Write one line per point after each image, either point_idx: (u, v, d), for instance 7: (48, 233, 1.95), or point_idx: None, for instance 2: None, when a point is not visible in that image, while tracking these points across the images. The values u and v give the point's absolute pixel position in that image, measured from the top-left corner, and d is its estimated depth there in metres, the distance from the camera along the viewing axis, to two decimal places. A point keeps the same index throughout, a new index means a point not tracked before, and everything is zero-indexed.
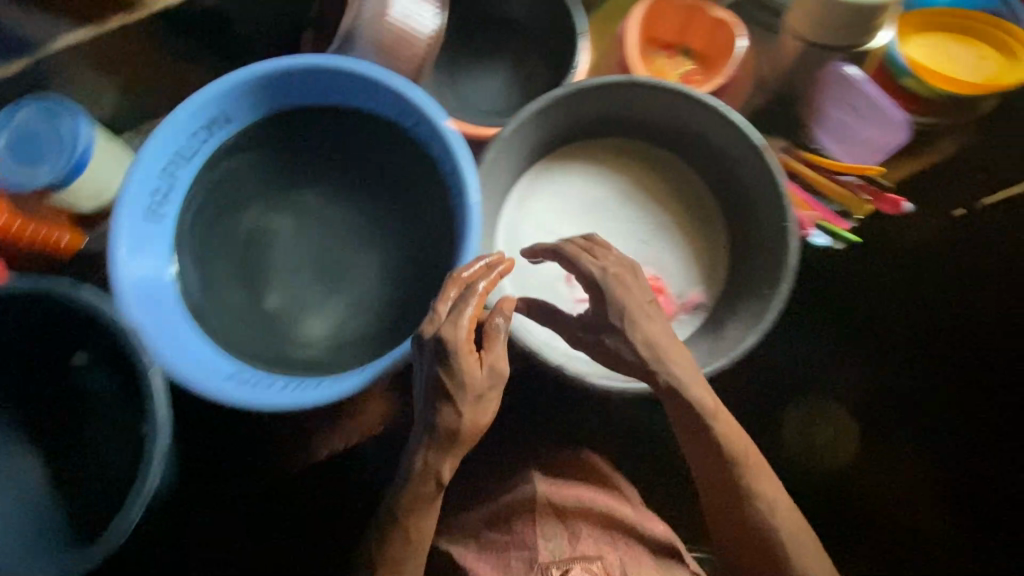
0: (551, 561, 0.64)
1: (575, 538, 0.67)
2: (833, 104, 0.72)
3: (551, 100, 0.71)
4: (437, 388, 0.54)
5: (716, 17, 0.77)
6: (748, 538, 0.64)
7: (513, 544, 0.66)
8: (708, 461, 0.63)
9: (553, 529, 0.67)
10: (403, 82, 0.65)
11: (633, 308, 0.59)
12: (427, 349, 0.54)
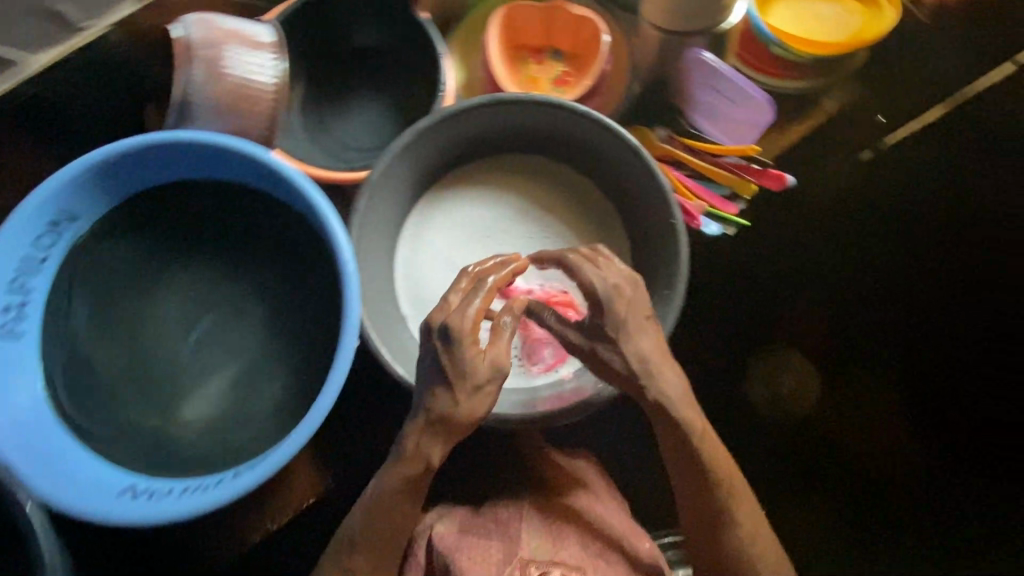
0: (532, 558, 0.62)
1: (559, 544, 0.64)
2: (699, 88, 0.71)
3: (418, 132, 0.67)
4: (444, 372, 0.53)
5: (577, 14, 0.75)
6: (723, 530, 0.64)
7: (496, 535, 0.64)
8: (692, 480, 0.64)
9: (538, 529, 0.65)
10: (250, 146, 0.60)
11: (630, 322, 0.60)
12: (434, 335, 0.54)
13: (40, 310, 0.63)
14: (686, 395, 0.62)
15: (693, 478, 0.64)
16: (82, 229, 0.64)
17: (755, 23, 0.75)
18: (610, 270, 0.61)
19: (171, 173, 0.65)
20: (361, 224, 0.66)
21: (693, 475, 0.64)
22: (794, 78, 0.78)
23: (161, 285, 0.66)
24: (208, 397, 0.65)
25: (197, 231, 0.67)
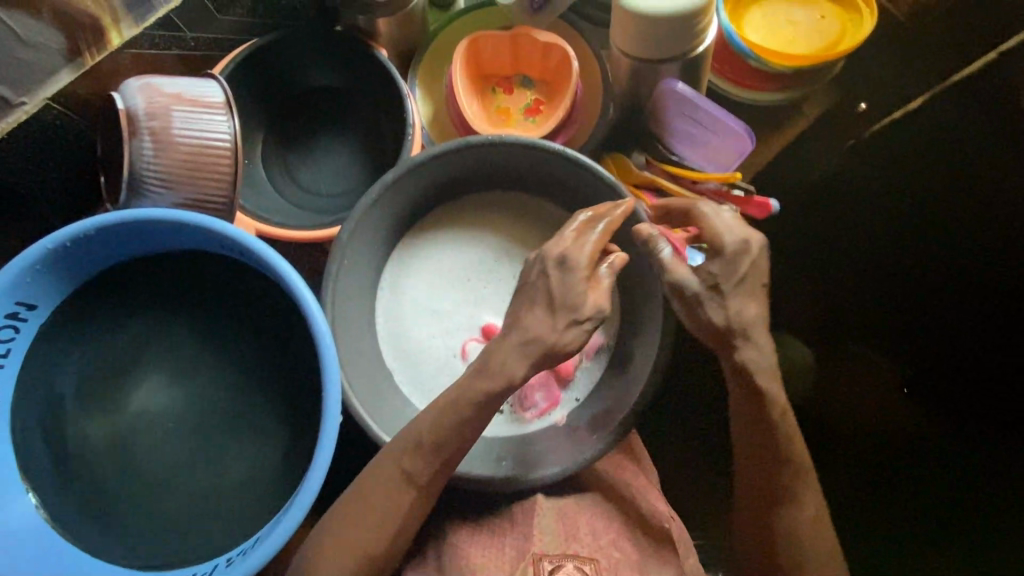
0: (545, 553, 0.59)
1: (574, 538, 0.62)
2: (677, 116, 0.68)
3: (387, 185, 0.65)
4: (549, 289, 0.56)
5: (545, 39, 0.70)
6: (785, 497, 0.64)
7: (509, 532, 0.63)
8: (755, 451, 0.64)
9: (551, 524, 0.62)
10: (217, 221, 0.57)
11: (748, 283, 0.61)
12: (550, 263, 0.57)
13: (8, 404, 0.59)
14: (767, 363, 0.62)
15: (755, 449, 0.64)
16: (44, 313, 0.60)
17: (731, 37, 0.72)
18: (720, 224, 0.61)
19: (134, 245, 0.61)
20: (336, 286, 0.64)
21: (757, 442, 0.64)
22: (775, 91, 0.76)
23: (138, 363, 0.63)
24: (199, 477, 0.62)
25: (168, 304, 0.64)
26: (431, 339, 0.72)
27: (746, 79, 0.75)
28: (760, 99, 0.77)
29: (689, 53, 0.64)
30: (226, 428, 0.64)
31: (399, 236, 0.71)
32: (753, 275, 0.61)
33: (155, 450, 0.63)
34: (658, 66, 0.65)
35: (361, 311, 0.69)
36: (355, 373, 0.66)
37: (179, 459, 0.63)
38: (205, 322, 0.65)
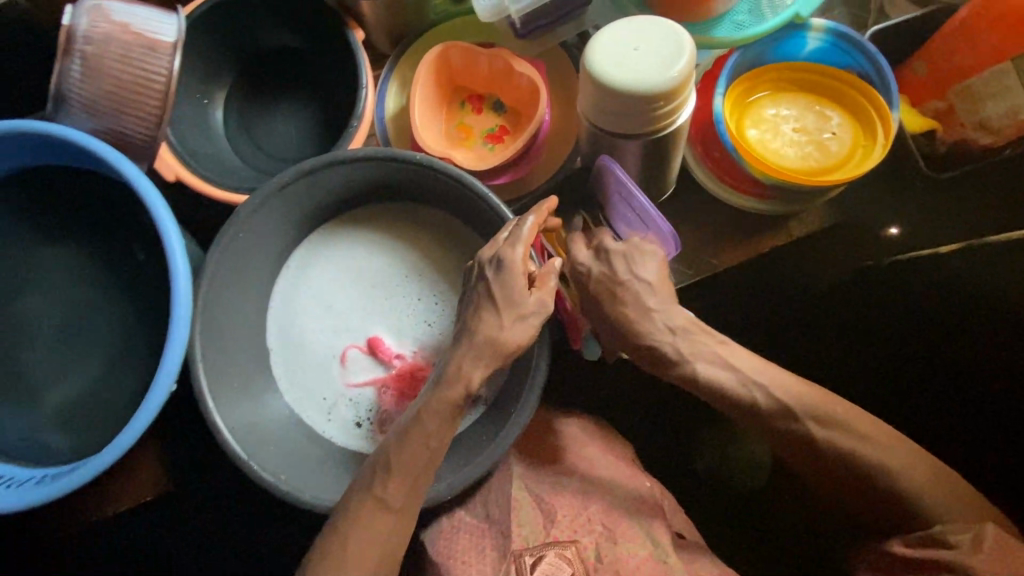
0: (525, 547, 0.63)
1: (551, 522, 0.65)
2: (617, 197, 0.63)
3: (307, 171, 0.64)
4: (490, 293, 0.55)
5: (523, 70, 0.67)
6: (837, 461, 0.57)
7: (488, 529, 0.65)
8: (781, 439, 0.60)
9: (529, 512, 0.65)
10: (119, 156, 0.58)
11: (617, 262, 0.60)
12: (485, 267, 0.56)
13: None
14: (701, 330, 0.61)
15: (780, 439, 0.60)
16: None
17: (718, 126, 0.64)
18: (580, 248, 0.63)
19: (57, 158, 0.64)
20: (227, 252, 0.63)
21: (784, 437, 0.59)
22: (756, 199, 0.68)
23: (33, 270, 0.66)
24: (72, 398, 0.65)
25: (77, 225, 0.67)
26: (319, 331, 0.71)
27: (727, 175, 0.67)
28: (741, 204, 0.68)
29: (648, 135, 0.57)
30: (87, 356, 0.66)
31: (320, 222, 0.72)
32: (659, 278, 0.60)
33: (22, 354, 0.65)
34: (620, 140, 0.58)
35: (254, 285, 0.69)
36: (223, 345, 0.64)
37: (39, 370, 0.65)
38: (105, 252, 0.67)
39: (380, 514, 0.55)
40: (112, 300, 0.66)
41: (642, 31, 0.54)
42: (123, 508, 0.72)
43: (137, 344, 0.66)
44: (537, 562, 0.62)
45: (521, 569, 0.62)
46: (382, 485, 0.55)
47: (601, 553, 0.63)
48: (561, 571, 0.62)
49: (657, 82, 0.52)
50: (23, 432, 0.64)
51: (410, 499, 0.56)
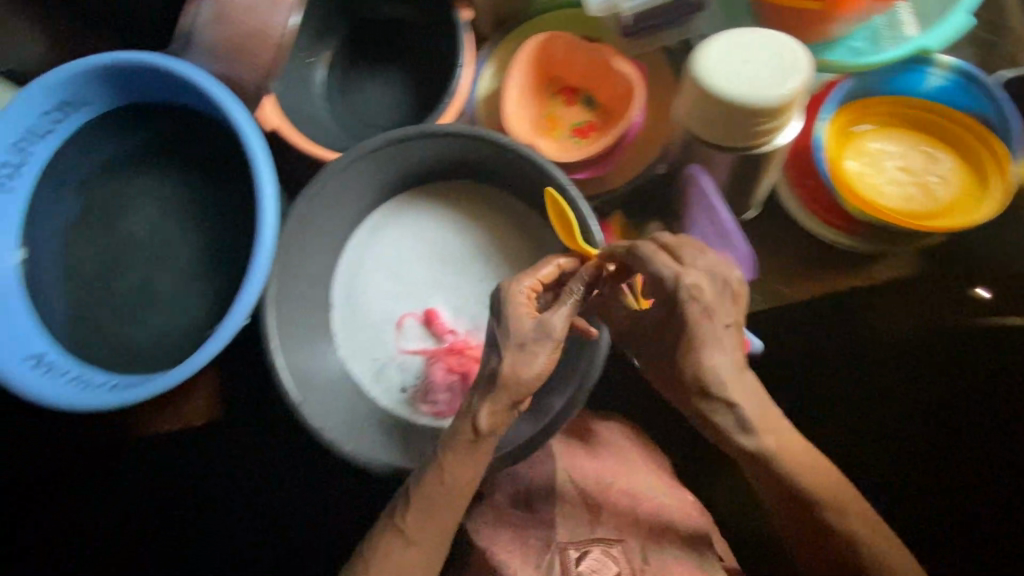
0: (569, 540, 0.66)
1: (596, 520, 0.68)
2: (698, 211, 0.63)
3: (397, 140, 0.66)
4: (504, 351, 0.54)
5: (621, 69, 0.66)
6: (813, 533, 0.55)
7: (530, 523, 0.68)
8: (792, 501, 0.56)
9: (574, 509, 0.69)
10: (229, 99, 0.63)
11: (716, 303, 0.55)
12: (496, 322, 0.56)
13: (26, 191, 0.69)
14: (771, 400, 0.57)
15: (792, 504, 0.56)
16: (89, 113, 0.70)
17: (816, 155, 0.62)
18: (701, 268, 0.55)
19: (168, 93, 0.68)
20: (312, 205, 0.66)
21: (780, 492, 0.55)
22: (848, 235, 0.65)
23: (131, 192, 0.71)
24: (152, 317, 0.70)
25: (176, 158, 0.71)
26: (380, 295, 0.73)
27: (819, 205, 0.65)
28: (834, 239, 0.66)
29: (747, 151, 0.56)
30: (166, 279, 0.70)
31: (399, 190, 0.74)
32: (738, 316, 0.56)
33: (111, 269, 0.70)
34: (716, 150, 0.58)
35: (329, 240, 0.71)
36: (291, 294, 0.67)
37: (123, 286, 0.70)
38: (196, 186, 0.71)
39: (404, 550, 0.56)
40: (197, 232, 0.71)
41: (760, 43, 0.52)
42: (180, 425, 0.75)
43: (214, 278, 0.70)
44: (582, 557, 0.64)
45: (565, 561, 0.64)
46: (401, 515, 0.57)
47: (647, 556, 0.66)
48: (606, 567, 0.64)
49: (769, 97, 0.50)
50: (106, 340, 0.69)
51: (424, 534, 0.57)
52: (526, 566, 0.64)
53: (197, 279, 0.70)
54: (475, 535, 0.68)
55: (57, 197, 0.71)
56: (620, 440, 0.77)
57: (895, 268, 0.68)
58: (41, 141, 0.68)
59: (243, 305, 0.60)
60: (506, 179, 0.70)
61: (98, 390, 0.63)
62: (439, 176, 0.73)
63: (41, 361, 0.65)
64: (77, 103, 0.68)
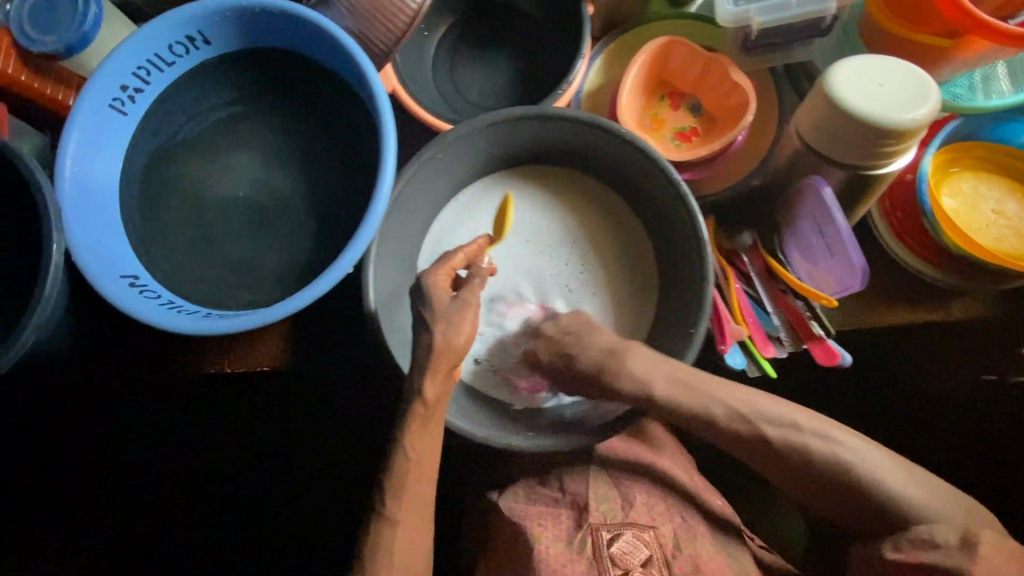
0: (603, 523, 0.71)
1: (628, 507, 0.72)
2: (805, 219, 0.63)
3: (513, 118, 0.67)
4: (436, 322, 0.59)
5: (737, 80, 0.68)
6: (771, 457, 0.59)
7: (563, 502, 0.74)
8: (790, 474, 0.59)
9: (607, 492, 0.74)
10: (361, 53, 0.64)
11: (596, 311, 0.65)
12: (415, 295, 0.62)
13: (138, 114, 0.70)
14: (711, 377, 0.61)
15: (790, 474, 0.59)
16: (211, 52, 0.70)
17: (919, 185, 0.64)
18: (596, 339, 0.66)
19: (294, 42, 0.69)
20: (422, 168, 0.68)
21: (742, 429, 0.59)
22: (934, 267, 0.68)
23: (238, 134, 0.73)
24: (241, 254, 0.71)
25: (287, 107, 0.73)
26: None
27: (911, 235, 0.68)
28: (922, 269, 0.69)
29: (861, 170, 0.59)
30: (264, 222, 0.71)
31: (498, 167, 0.75)
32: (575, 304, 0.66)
33: (212, 205, 0.72)
34: (826, 165, 0.61)
35: (428, 205, 0.73)
36: (386, 253, 0.68)
37: (219, 224, 0.71)
38: (303, 137, 0.72)
39: (396, 536, 0.60)
40: (295, 177, 0.72)
41: (890, 69, 0.55)
42: (246, 367, 0.75)
43: (310, 225, 0.71)
44: (614, 538, 0.70)
45: (597, 542, 0.70)
46: (380, 503, 0.60)
47: (678, 542, 0.70)
48: (637, 549, 0.69)
49: (893, 120, 0.53)
50: (195, 274, 0.70)
51: (411, 520, 0.60)
52: (558, 540, 0.70)
53: (292, 224, 0.71)
54: (510, 511, 0.74)
55: (163, 130, 0.72)
56: (660, 440, 0.80)
57: (968, 304, 0.70)
58: (162, 71, 0.69)
59: (351, 257, 0.61)
60: (608, 171, 0.72)
61: (191, 319, 0.64)
62: (541, 160, 0.75)
63: (137, 282, 0.66)
64: (202, 39, 0.69)
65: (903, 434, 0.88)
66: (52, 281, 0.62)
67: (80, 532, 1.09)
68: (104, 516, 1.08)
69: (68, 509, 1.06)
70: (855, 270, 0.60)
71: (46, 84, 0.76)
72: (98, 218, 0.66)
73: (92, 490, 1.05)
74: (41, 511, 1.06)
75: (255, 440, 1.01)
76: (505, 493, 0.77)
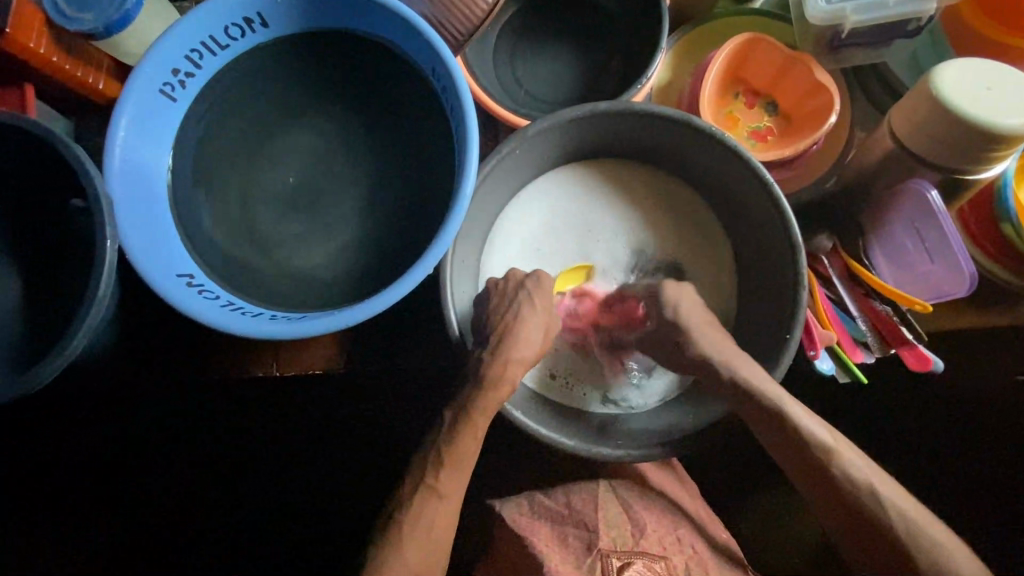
0: (612, 550, 0.69)
1: (641, 535, 0.70)
2: (904, 223, 0.64)
3: (599, 112, 0.64)
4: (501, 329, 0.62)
5: (820, 78, 0.66)
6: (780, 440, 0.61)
7: (570, 523, 0.72)
8: (827, 501, 0.61)
9: (617, 516, 0.72)
10: (440, 40, 0.60)
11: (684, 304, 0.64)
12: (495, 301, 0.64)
13: (189, 98, 0.64)
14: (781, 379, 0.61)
15: (831, 503, 0.60)
16: (268, 35, 0.65)
17: (1002, 188, 0.63)
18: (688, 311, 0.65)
19: (359, 27, 0.65)
20: (498, 164, 0.64)
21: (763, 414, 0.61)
22: (1008, 269, 0.67)
23: (296, 124, 0.67)
24: (300, 249, 0.65)
25: (350, 96, 0.67)
26: (535, 260, 0.73)
27: (986, 239, 0.67)
28: (995, 273, 0.67)
29: (956, 173, 0.59)
30: (326, 220, 0.65)
31: (562, 161, 0.72)
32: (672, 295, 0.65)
33: (268, 202, 0.65)
34: (917, 166, 0.60)
35: (498, 201, 0.70)
36: (460, 250, 0.66)
37: (275, 221, 0.65)
38: (372, 128, 0.67)
39: (440, 508, 0.62)
40: (358, 169, 0.66)
41: (995, 71, 0.54)
42: (294, 371, 0.71)
43: (375, 221, 0.65)
44: (623, 567, 0.67)
45: (607, 568, 0.67)
46: (434, 474, 0.62)
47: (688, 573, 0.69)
48: None
49: (1003, 124, 0.53)
50: (251, 272, 0.64)
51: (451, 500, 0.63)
52: (566, 565, 0.68)
53: (353, 220, 0.65)
54: (512, 522, 0.72)
55: (215, 120, 0.66)
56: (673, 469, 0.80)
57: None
58: (214, 55, 0.64)
59: (435, 254, 0.57)
60: (687, 166, 0.70)
61: (257, 321, 0.59)
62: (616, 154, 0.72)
63: (194, 282, 0.60)
64: (262, 20, 0.64)
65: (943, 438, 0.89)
66: (106, 281, 0.57)
67: (70, 532, 1.00)
68: (101, 514, 1.00)
69: (69, 509, 0.98)
70: (961, 276, 0.59)
71: (77, 66, 0.68)
72: (148, 214, 0.61)
73: (93, 490, 0.98)
74: (41, 511, 0.98)
75: (284, 440, 0.98)
76: (504, 500, 0.76)
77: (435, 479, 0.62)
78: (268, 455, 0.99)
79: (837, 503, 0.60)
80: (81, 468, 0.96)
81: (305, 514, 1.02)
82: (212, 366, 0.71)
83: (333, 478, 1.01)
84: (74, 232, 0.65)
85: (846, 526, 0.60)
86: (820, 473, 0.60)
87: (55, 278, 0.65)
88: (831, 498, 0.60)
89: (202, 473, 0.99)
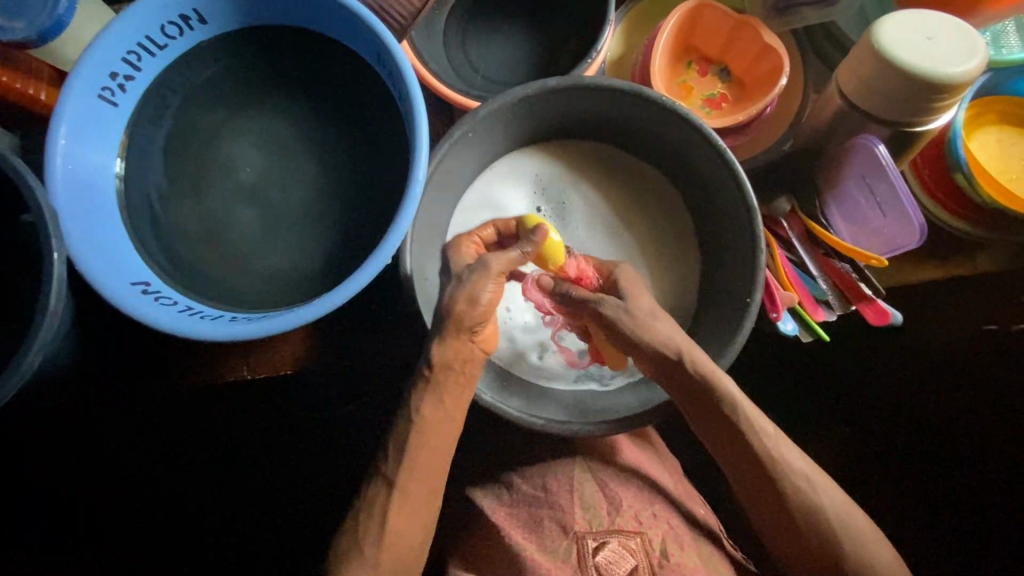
0: (588, 531, 0.69)
1: (615, 513, 0.71)
2: (855, 181, 0.65)
3: (549, 89, 0.63)
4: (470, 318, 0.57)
5: (765, 41, 0.67)
6: (729, 437, 0.62)
7: (546, 510, 0.72)
8: (768, 500, 0.63)
9: (592, 496, 0.72)
10: (383, 26, 0.59)
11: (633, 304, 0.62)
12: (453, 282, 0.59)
13: (132, 102, 0.62)
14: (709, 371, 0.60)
15: (777, 514, 0.63)
16: (206, 32, 0.63)
17: (952, 141, 0.64)
18: (648, 301, 0.62)
19: (301, 19, 0.64)
20: (451, 147, 0.63)
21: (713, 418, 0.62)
22: (965, 220, 0.68)
23: (244, 121, 0.65)
24: (257, 251, 0.64)
25: (299, 89, 0.66)
26: None
27: (941, 192, 0.68)
28: (949, 223, 0.69)
29: (903, 126, 0.59)
30: (281, 218, 0.64)
31: (518, 141, 0.72)
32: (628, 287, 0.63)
33: (220, 204, 0.64)
34: (866, 121, 0.60)
35: (456, 187, 0.70)
36: (422, 244, 0.66)
37: (230, 223, 0.64)
38: (322, 121, 0.66)
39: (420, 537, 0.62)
40: (308, 162, 0.65)
41: (933, 20, 0.55)
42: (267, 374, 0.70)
43: (329, 215, 0.64)
44: (599, 547, 0.68)
45: (582, 550, 0.68)
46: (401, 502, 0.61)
47: (667, 550, 0.69)
48: (624, 558, 0.67)
49: (944, 73, 0.53)
50: (207, 277, 0.63)
51: (422, 524, 0.61)
52: (543, 551, 0.68)
53: (308, 214, 0.64)
54: (492, 515, 0.73)
55: (160, 123, 0.64)
56: (651, 444, 0.80)
57: (999, 253, 0.70)
58: (153, 56, 0.62)
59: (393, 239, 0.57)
60: (647, 138, 0.70)
61: (219, 327, 0.57)
62: (577, 130, 0.72)
63: (150, 289, 0.59)
64: (199, 18, 0.62)
65: (922, 393, 0.89)
66: (58, 293, 0.57)
67: (42, 553, 0.96)
68: (73, 532, 0.96)
69: (58, 527, 0.96)
70: (912, 227, 0.61)
71: (16, 78, 0.65)
72: (98, 224, 0.59)
73: (80, 506, 0.96)
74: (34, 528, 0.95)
75: (265, 442, 0.97)
76: (484, 491, 0.76)
77: (389, 475, 0.60)
78: (252, 460, 0.97)
79: (786, 517, 0.62)
80: (63, 483, 0.94)
81: (281, 525, 0.98)
82: (181, 373, 0.70)
83: (318, 479, 0.98)
84: (24, 247, 0.64)
85: (778, 516, 0.63)
86: (770, 478, 0.62)
87: (9, 296, 0.64)
88: (773, 497, 0.62)
89: (186, 483, 0.97)
